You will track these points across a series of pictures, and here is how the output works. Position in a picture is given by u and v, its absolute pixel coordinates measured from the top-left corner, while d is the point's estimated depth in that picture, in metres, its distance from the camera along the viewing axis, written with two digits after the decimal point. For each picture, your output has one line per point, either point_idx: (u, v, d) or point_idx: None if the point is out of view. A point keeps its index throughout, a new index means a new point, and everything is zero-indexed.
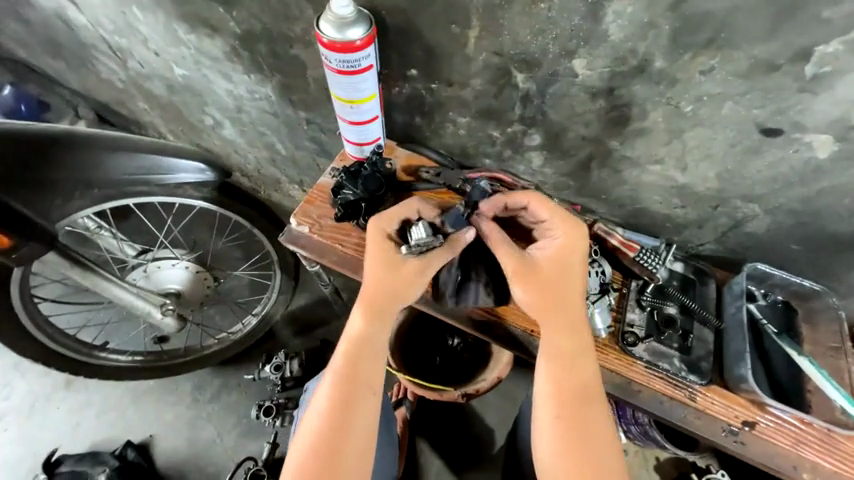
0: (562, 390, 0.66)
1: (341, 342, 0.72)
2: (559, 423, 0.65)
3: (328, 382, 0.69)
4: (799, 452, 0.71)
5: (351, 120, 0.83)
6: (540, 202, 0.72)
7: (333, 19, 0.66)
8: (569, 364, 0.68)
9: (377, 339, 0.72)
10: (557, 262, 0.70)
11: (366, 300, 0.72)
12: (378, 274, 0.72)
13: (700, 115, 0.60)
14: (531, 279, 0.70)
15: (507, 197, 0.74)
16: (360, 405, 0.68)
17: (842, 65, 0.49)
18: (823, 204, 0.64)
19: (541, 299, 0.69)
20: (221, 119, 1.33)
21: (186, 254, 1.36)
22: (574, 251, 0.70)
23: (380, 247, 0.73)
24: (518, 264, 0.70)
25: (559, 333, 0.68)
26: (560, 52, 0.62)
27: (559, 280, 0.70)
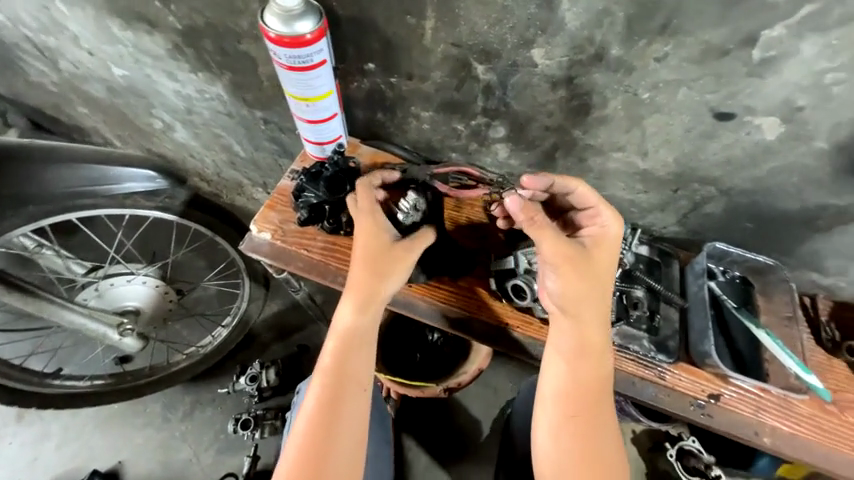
0: (581, 387, 0.67)
1: (329, 338, 0.70)
2: (575, 420, 0.67)
3: (317, 383, 0.68)
4: (760, 418, 0.75)
5: (309, 119, 0.79)
6: (590, 192, 0.69)
7: (279, 12, 0.62)
8: (593, 361, 0.68)
9: (367, 337, 0.71)
10: (604, 255, 0.69)
11: (355, 297, 0.70)
12: (373, 269, 0.70)
13: (657, 102, 0.61)
14: (578, 269, 0.66)
15: (559, 178, 0.69)
16: (350, 406, 0.68)
17: (786, 49, 0.50)
18: (774, 184, 0.67)
19: (578, 293, 0.67)
20: (172, 122, 1.24)
21: (143, 267, 1.27)
22: (616, 246, 0.70)
23: (369, 238, 0.71)
24: (569, 252, 0.66)
25: (587, 331, 0.68)
26: (518, 42, 0.61)
27: (602, 272, 0.68)
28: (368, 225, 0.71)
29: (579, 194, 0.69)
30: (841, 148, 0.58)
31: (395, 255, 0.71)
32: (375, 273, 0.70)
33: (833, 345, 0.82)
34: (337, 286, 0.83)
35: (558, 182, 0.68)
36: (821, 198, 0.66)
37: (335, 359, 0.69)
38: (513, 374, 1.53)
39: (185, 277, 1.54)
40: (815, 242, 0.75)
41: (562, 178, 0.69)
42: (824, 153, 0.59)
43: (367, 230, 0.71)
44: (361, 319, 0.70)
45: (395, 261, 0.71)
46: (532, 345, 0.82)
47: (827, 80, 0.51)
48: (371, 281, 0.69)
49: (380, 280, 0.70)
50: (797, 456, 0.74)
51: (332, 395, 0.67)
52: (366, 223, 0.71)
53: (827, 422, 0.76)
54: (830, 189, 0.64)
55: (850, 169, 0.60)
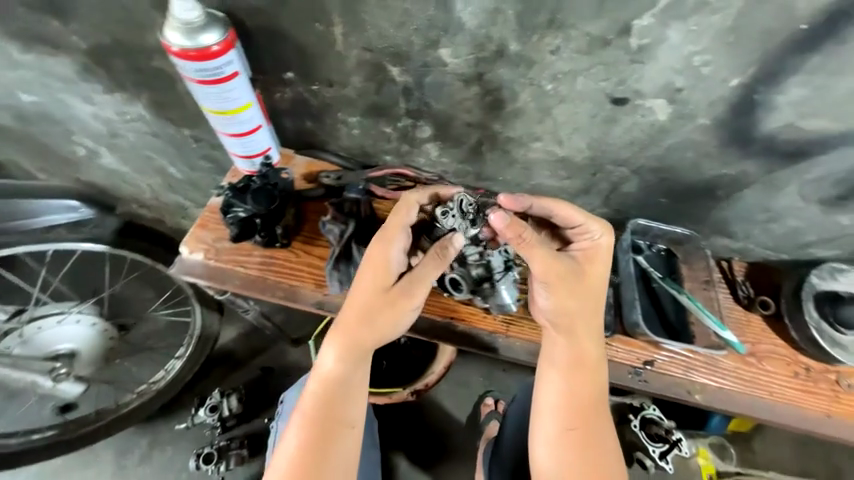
0: (572, 401, 0.70)
1: (313, 382, 0.69)
2: (570, 434, 0.69)
3: (300, 427, 0.67)
4: (690, 377, 0.82)
5: (232, 132, 0.77)
6: (572, 211, 0.72)
7: (180, 25, 0.60)
8: (585, 375, 0.70)
9: (354, 373, 0.70)
10: (592, 268, 0.72)
11: (341, 341, 0.69)
12: (369, 310, 0.68)
13: (559, 92, 0.65)
14: (568, 285, 0.69)
15: (536, 200, 0.72)
16: (339, 447, 0.67)
17: (657, 36, 0.54)
18: (676, 159, 0.72)
19: (573, 310, 0.69)
20: (96, 147, 1.15)
21: (75, 305, 1.17)
22: (605, 260, 0.73)
23: (375, 273, 0.69)
24: (558, 268, 0.68)
25: (579, 345, 0.70)
26: (424, 43, 0.63)
27: (595, 287, 0.71)
28: (376, 255, 0.69)
29: (557, 213, 0.73)
30: (721, 122, 0.64)
31: (396, 294, 0.69)
32: (371, 313, 0.69)
33: (748, 302, 0.89)
34: (277, 300, 0.82)
35: (535, 204, 0.72)
36: (715, 169, 0.72)
37: (321, 404, 0.68)
38: (483, 368, 1.53)
39: (128, 310, 1.44)
40: (721, 210, 0.83)
41: (539, 199, 0.72)
42: (708, 129, 0.65)
43: (376, 264, 0.69)
44: (349, 363, 0.70)
45: (394, 302, 0.69)
46: (478, 335, 0.84)
47: (696, 62, 0.56)
48: (365, 322, 0.69)
49: (375, 315, 0.69)
50: (724, 408, 0.81)
51: (318, 438, 0.67)
52: (376, 253, 0.70)
53: (747, 372, 0.83)
54: (721, 160, 0.70)
55: (732, 141, 0.66)
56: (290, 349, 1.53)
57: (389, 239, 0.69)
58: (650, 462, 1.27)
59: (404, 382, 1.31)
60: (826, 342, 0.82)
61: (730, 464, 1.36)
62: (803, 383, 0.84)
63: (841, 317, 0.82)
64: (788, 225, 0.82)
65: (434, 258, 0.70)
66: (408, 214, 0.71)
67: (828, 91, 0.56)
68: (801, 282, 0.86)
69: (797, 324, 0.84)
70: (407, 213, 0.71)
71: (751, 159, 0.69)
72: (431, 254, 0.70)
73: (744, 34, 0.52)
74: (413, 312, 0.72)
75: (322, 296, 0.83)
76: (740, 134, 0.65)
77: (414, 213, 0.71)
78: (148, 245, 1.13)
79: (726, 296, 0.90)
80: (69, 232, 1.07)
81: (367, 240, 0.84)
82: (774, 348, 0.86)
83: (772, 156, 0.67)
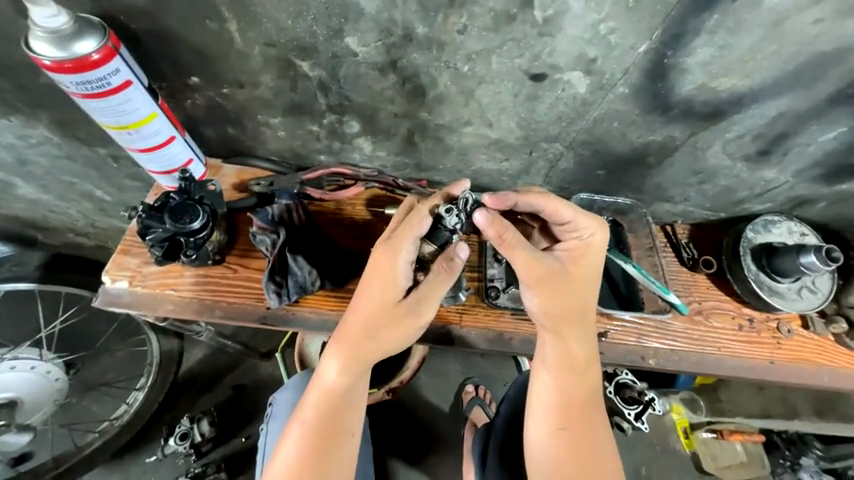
0: (565, 401, 0.67)
1: (317, 391, 0.65)
2: (562, 433, 0.66)
3: (301, 436, 0.64)
4: (643, 343, 0.83)
5: (141, 148, 0.71)
6: (562, 206, 0.65)
7: (46, 34, 0.54)
8: (578, 374, 0.67)
9: (353, 397, 0.66)
10: (581, 268, 0.66)
11: (347, 356, 0.63)
12: (375, 327, 0.62)
13: (477, 73, 0.63)
14: (555, 287, 0.64)
15: (521, 197, 0.63)
16: (337, 459, 0.64)
17: (559, 7, 0.53)
18: (602, 131, 0.72)
19: (562, 313, 0.65)
20: (7, 178, 0.97)
21: (9, 351, 1.07)
22: (596, 258, 0.67)
23: (384, 287, 0.62)
24: (542, 271, 0.62)
25: (572, 346, 0.67)
26: (328, 33, 0.59)
27: (586, 288, 0.66)
28: (384, 269, 0.62)
29: (548, 209, 0.66)
30: (638, 90, 0.64)
31: (405, 310, 0.63)
32: (375, 329, 0.62)
33: (693, 263, 0.91)
34: (216, 320, 0.78)
35: (522, 201, 0.64)
36: (642, 136, 0.73)
37: (323, 416, 0.64)
38: (461, 356, 1.51)
39: (77, 345, 1.35)
40: (656, 176, 0.83)
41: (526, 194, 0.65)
42: (627, 97, 0.65)
43: (384, 277, 0.62)
44: (354, 377, 0.65)
45: (401, 318, 0.63)
46: (431, 328, 0.81)
47: (603, 30, 0.55)
48: (370, 339, 0.63)
49: (374, 338, 0.63)
50: (678, 368, 0.83)
51: (317, 450, 0.63)
52: (380, 267, 0.62)
53: (696, 331, 0.86)
54: (646, 127, 0.71)
55: (652, 108, 0.67)
56: (261, 362, 1.46)
57: (400, 250, 0.61)
58: (626, 424, 1.31)
59: (379, 381, 1.24)
60: (765, 293, 0.85)
61: (701, 415, 1.43)
62: (748, 334, 0.86)
63: (777, 266, 0.84)
64: (720, 184, 0.84)
65: (441, 269, 0.64)
66: (421, 223, 0.62)
67: (729, 51, 0.57)
68: (738, 237, 0.88)
69: (738, 279, 0.87)
70: (418, 223, 0.62)
71: (673, 123, 0.70)
72: (438, 264, 0.64)
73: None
74: (422, 326, 0.66)
75: (265, 309, 0.79)
76: (657, 100, 0.65)
77: (428, 223, 0.62)
78: (81, 275, 1.05)
79: (671, 259, 0.92)
80: None
81: (305, 247, 0.80)
82: (720, 303, 0.88)
83: (692, 118, 0.68)
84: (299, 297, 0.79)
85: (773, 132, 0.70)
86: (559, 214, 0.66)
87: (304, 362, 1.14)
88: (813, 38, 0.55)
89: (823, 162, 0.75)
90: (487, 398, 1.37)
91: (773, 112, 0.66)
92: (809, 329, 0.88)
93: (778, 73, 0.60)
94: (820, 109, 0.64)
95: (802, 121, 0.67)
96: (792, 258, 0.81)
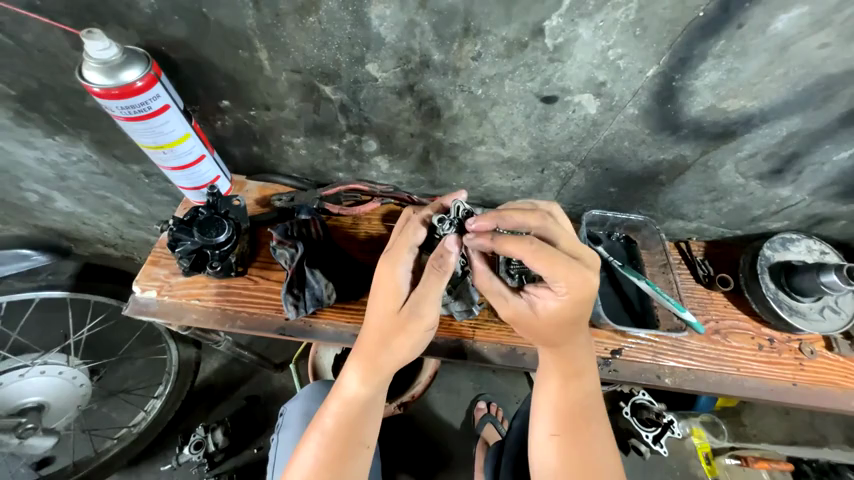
0: (560, 408, 0.66)
1: (335, 400, 0.67)
2: (555, 440, 0.65)
3: (318, 445, 0.65)
4: (658, 361, 0.82)
5: (173, 166, 0.76)
6: (534, 260, 0.56)
7: (97, 65, 0.59)
8: (572, 381, 0.66)
9: (372, 405, 0.67)
10: (557, 319, 0.60)
11: (363, 363, 0.65)
12: (384, 336, 0.64)
13: (491, 95, 0.66)
14: (525, 325, 0.63)
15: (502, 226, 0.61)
16: (352, 467, 0.65)
17: (569, 35, 0.56)
18: (613, 149, 0.74)
19: (535, 338, 0.64)
20: (48, 192, 1.05)
21: (39, 356, 1.12)
22: (581, 306, 0.58)
23: (387, 298, 0.64)
24: (512, 312, 0.62)
25: (564, 354, 0.66)
26: (350, 60, 0.63)
27: (560, 329, 0.61)
28: (383, 277, 0.64)
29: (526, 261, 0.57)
30: (647, 111, 0.66)
31: (407, 318, 0.63)
32: (384, 340, 0.64)
33: (709, 280, 0.90)
34: (236, 330, 0.80)
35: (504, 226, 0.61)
36: (653, 154, 0.74)
37: (340, 425, 0.65)
38: (472, 372, 1.50)
39: (101, 352, 1.41)
40: (669, 193, 0.84)
41: (505, 242, 0.57)
42: (637, 117, 0.67)
43: (384, 286, 0.64)
44: (370, 386, 0.66)
45: (406, 326, 0.63)
46: (444, 342, 0.82)
47: (611, 56, 0.58)
48: (381, 349, 0.64)
49: (384, 347, 0.64)
50: (696, 388, 0.81)
51: (333, 458, 0.64)
52: (382, 275, 0.64)
53: (714, 350, 0.84)
54: (657, 145, 0.72)
55: (662, 128, 0.68)
56: (275, 373, 1.48)
57: (398, 259, 0.63)
58: (645, 447, 1.27)
59: (391, 395, 1.24)
60: (785, 312, 0.83)
61: (724, 440, 1.37)
62: (768, 354, 0.84)
63: (797, 285, 0.82)
64: (734, 202, 0.84)
65: (433, 269, 0.62)
66: (415, 232, 0.64)
67: (737, 74, 0.58)
68: (755, 255, 0.87)
69: (756, 297, 0.85)
70: (413, 232, 0.64)
71: (683, 143, 0.71)
72: (429, 264, 0.62)
73: (650, 26, 0.54)
74: (430, 334, 0.66)
75: (283, 320, 0.81)
76: (667, 121, 0.67)
77: (422, 232, 0.64)
78: (110, 284, 1.10)
79: (685, 277, 0.91)
80: (22, 282, 1.02)
81: (322, 259, 0.83)
82: (738, 322, 0.87)
83: (703, 137, 0.69)
84: (317, 309, 0.82)
85: (787, 150, 0.70)
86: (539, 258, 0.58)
87: (317, 374, 1.15)
88: (820, 61, 0.56)
89: (840, 180, 0.75)
90: (499, 416, 1.35)
91: (784, 131, 0.67)
92: (833, 351, 0.85)
93: (787, 94, 0.61)
94: (832, 129, 0.65)
95: (815, 140, 0.67)
96: (812, 276, 0.80)
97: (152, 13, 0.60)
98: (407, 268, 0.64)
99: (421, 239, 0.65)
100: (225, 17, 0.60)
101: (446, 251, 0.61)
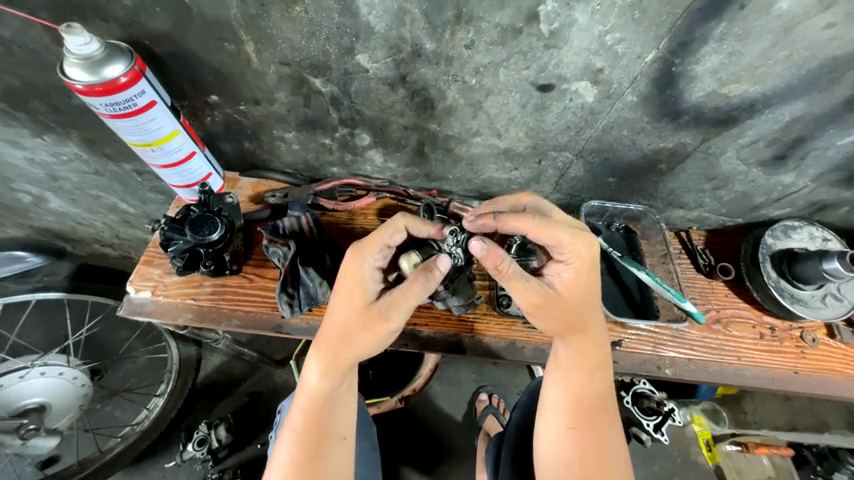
0: (578, 403, 0.66)
1: (299, 399, 0.65)
2: (571, 433, 0.65)
3: (291, 443, 0.64)
4: (659, 352, 0.81)
5: (163, 164, 0.74)
6: (543, 228, 0.62)
7: (78, 60, 0.57)
8: (587, 375, 0.66)
9: (339, 396, 0.66)
10: (578, 287, 0.63)
11: (324, 357, 0.63)
12: (346, 331, 0.62)
13: (485, 85, 0.64)
14: (551, 310, 0.62)
15: (501, 225, 0.64)
16: (327, 463, 0.64)
17: (564, 20, 0.54)
18: (612, 139, 0.72)
19: (566, 323, 0.63)
20: (40, 193, 1.03)
21: (38, 358, 1.12)
22: (590, 273, 0.63)
23: (352, 291, 0.63)
24: (538, 297, 0.61)
25: (587, 347, 0.65)
26: (340, 51, 0.61)
27: (580, 310, 0.64)
28: (348, 273, 0.63)
29: (529, 233, 0.63)
30: (647, 98, 0.64)
31: (375, 316, 0.61)
32: (347, 333, 0.62)
33: (710, 270, 0.89)
34: (233, 329, 0.80)
35: (502, 227, 0.64)
36: (653, 143, 0.72)
37: (310, 421, 0.64)
38: (473, 364, 1.50)
39: (102, 352, 1.41)
40: (669, 182, 0.83)
41: (506, 220, 0.63)
42: (636, 105, 0.65)
43: (352, 279, 0.63)
44: (334, 380, 0.65)
45: (373, 323, 0.61)
46: (443, 336, 0.81)
47: (609, 41, 0.56)
48: (343, 343, 0.62)
49: (347, 339, 0.62)
50: (696, 378, 0.81)
51: (308, 454, 0.63)
52: (351, 273, 0.63)
53: (714, 340, 0.83)
54: (657, 133, 0.70)
55: (661, 115, 0.67)
56: (276, 370, 1.48)
57: (368, 258, 0.62)
58: (646, 435, 1.27)
59: (392, 389, 1.23)
60: (787, 300, 0.82)
61: (725, 428, 1.35)
62: (770, 343, 0.84)
63: (799, 273, 0.81)
64: (736, 190, 0.82)
65: (418, 279, 0.61)
66: (394, 234, 0.64)
67: (738, 57, 0.57)
68: (757, 243, 0.86)
69: (757, 285, 0.84)
70: (391, 234, 0.63)
71: (684, 130, 0.69)
72: (415, 276, 0.61)
73: (648, 9, 0.52)
74: (393, 336, 0.64)
75: (280, 318, 0.81)
76: (667, 107, 0.65)
77: (401, 235, 0.64)
78: (107, 285, 1.09)
79: (686, 267, 0.90)
80: (17, 284, 1.01)
81: (317, 254, 0.82)
82: (739, 312, 0.86)
83: (703, 125, 0.68)
84: (314, 306, 0.81)
85: (789, 136, 0.68)
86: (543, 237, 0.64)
87: None
88: (825, 42, 0.54)
89: (844, 165, 0.73)
90: (500, 407, 1.35)
91: (787, 117, 0.65)
92: (835, 338, 0.84)
93: (790, 78, 0.59)
94: (836, 113, 0.63)
95: (819, 125, 0.66)
96: (814, 264, 0.78)
97: (133, 6, 0.59)
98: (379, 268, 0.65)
99: (399, 241, 0.65)
100: (209, 8, 0.58)
101: (436, 267, 0.60)
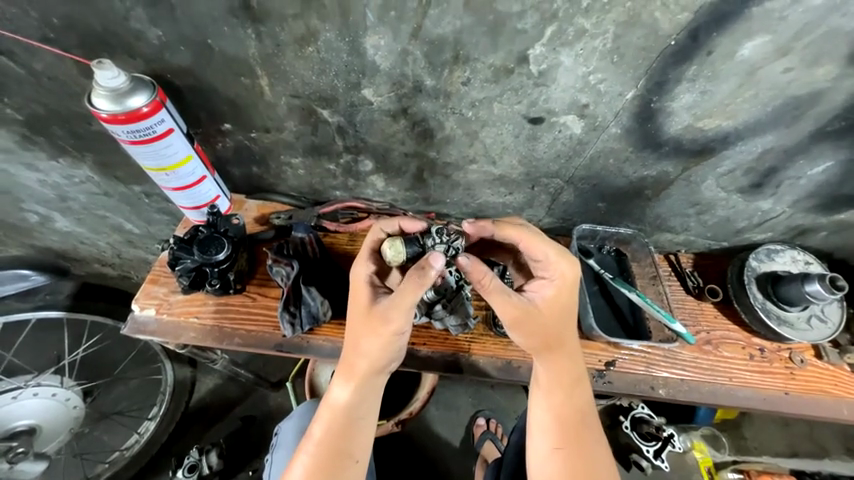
0: (561, 421, 0.67)
1: (322, 411, 0.67)
2: (559, 453, 0.66)
3: (308, 459, 0.65)
4: (652, 372, 0.83)
5: (175, 187, 0.78)
6: (535, 242, 0.66)
7: (105, 92, 0.62)
8: (568, 392, 0.68)
9: (359, 413, 0.67)
10: (556, 305, 0.66)
11: (344, 369, 0.67)
12: (358, 338, 0.64)
13: (481, 117, 0.69)
14: (530, 323, 0.64)
15: (497, 229, 0.67)
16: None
17: (551, 62, 0.59)
18: (600, 167, 0.77)
19: (543, 340, 0.65)
20: (48, 213, 1.06)
21: (33, 378, 1.10)
22: (569, 291, 0.66)
23: (357, 297, 0.65)
24: (519, 312, 0.63)
25: (562, 365, 0.67)
26: (347, 85, 0.66)
27: (556, 329, 0.66)
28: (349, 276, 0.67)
29: (522, 243, 0.67)
30: (629, 130, 0.69)
31: (376, 320, 0.62)
32: (359, 341, 0.64)
33: (698, 291, 0.92)
34: (235, 348, 0.81)
35: (498, 233, 0.67)
36: (638, 171, 0.77)
37: (329, 435, 0.66)
38: (471, 388, 1.49)
39: (95, 373, 1.39)
40: (655, 207, 0.87)
41: (502, 227, 0.67)
42: (620, 137, 0.71)
43: (355, 286, 0.66)
44: (355, 391, 0.67)
45: (374, 325, 0.63)
46: (441, 356, 0.83)
47: (593, 81, 0.62)
48: (358, 354, 0.65)
49: (361, 348, 0.64)
50: (690, 399, 0.82)
51: (325, 469, 0.64)
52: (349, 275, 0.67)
53: (706, 360, 0.85)
54: (640, 162, 0.75)
55: (644, 146, 0.72)
56: (271, 392, 1.47)
57: (359, 262, 0.67)
58: (646, 462, 1.26)
59: (389, 412, 1.22)
60: (773, 321, 0.85)
61: (725, 454, 1.34)
62: (760, 364, 0.86)
63: (783, 294, 0.84)
64: (718, 215, 0.87)
65: (413, 280, 0.59)
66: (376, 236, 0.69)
67: (711, 95, 0.62)
68: (742, 266, 0.89)
69: (744, 307, 0.87)
70: (373, 235, 0.69)
71: (666, 160, 0.74)
72: (410, 275, 0.59)
73: (627, 53, 0.58)
74: (400, 337, 0.64)
75: (281, 337, 0.82)
76: (648, 139, 0.70)
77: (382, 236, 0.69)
78: (108, 304, 1.10)
79: (675, 288, 0.93)
80: (18, 302, 1.02)
81: (319, 274, 0.85)
82: (729, 333, 0.88)
83: (683, 155, 0.73)
84: (317, 324, 0.83)
85: (763, 166, 0.74)
86: (529, 251, 0.67)
87: (314, 391, 1.15)
88: (786, 84, 0.60)
89: (817, 193, 0.78)
90: (499, 432, 1.34)
91: (760, 148, 0.70)
92: (823, 359, 0.87)
93: (759, 114, 0.65)
94: (804, 145, 0.69)
95: (789, 156, 0.71)
96: (797, 286, 0.82)
97: (159, 44, 0.64)
98: (370, 268, 0.67)
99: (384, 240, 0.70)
100: (228, 47, 0.63)
101: (428, 266, 0.58)
